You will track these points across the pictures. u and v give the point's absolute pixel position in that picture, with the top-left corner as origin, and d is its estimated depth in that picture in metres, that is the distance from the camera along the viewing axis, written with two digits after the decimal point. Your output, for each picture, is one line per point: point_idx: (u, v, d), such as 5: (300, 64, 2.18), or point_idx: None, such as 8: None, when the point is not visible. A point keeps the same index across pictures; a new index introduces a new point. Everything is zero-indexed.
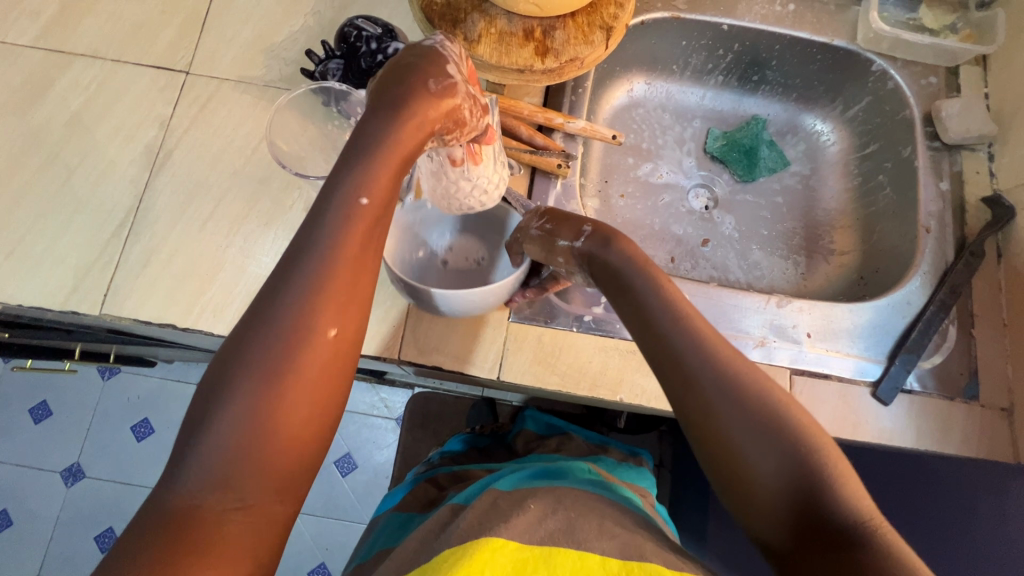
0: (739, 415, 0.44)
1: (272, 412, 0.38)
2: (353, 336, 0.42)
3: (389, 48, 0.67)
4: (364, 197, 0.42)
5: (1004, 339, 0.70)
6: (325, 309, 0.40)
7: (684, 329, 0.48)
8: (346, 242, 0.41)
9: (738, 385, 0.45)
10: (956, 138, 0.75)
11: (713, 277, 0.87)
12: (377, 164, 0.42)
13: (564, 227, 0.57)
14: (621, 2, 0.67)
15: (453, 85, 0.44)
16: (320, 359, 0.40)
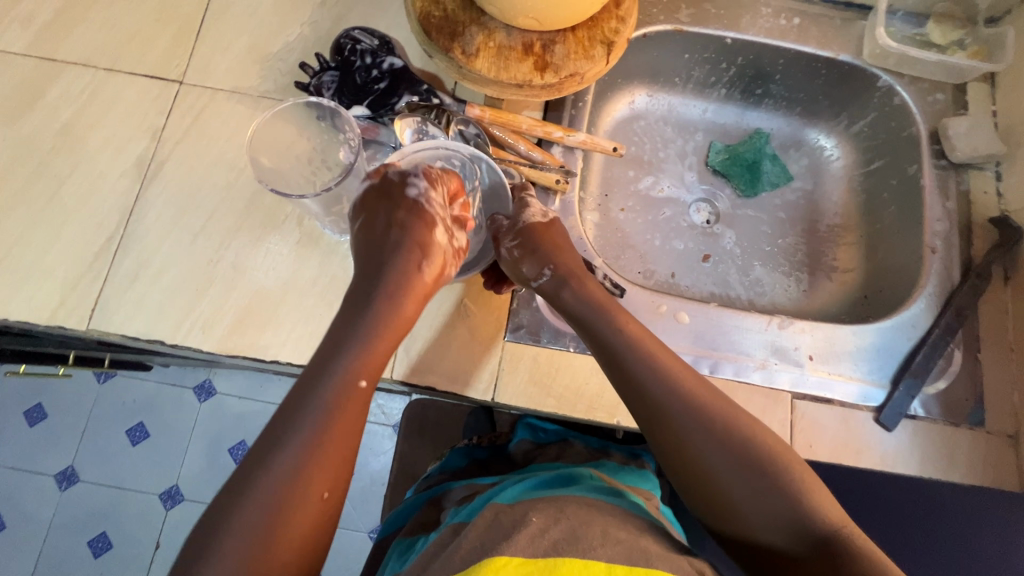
0: (710, 443, 0.53)
1: (260, 564, 0.45)
2: (337, 496, 0.50)
3: (384, 63, 0.68)
4: (362, 381, 0.53)
5: (1010, 364, 0.69)
6: (321, 470, 0.49)
7: (661, 381, 0.57)
8: (336, 415, 0.50)
9: (718, 428, 0.54)
10: (963, 157, 0.74)
11: (713, 293, 0.85)
12: (371, 343, 0.54)
13: (526, 265, 0.63)
14: (623, 16, 0.66)
15: (435, 254, 0.59)
16: (309, 521, 0.48)
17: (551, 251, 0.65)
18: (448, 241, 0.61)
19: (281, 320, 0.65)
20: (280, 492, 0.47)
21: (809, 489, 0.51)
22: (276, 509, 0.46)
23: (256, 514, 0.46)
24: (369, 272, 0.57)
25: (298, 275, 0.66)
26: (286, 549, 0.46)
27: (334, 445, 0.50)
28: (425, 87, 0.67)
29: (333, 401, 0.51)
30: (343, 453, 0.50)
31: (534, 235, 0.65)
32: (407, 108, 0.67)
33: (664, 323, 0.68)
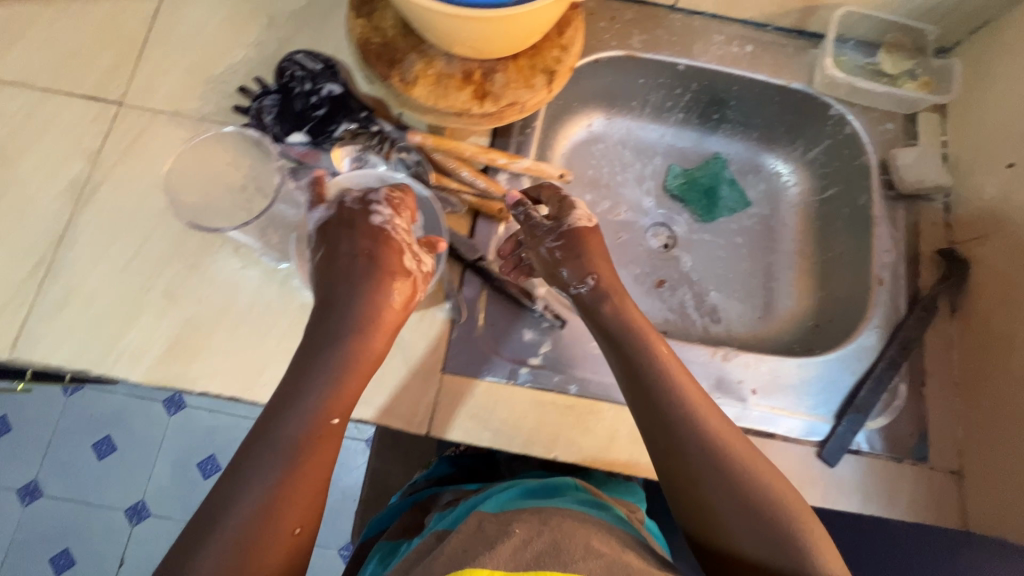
0: (716, 480, 0.52)
1: None
2: (310, 528, 0.51)
3: (323, 90, 0.67)
4: (334, 419, 0.54)
5: (955, 398, 0.68)
6: (293, 506, 0.49)
7: (674, 402, 0.56)
8: (306, 452, 0.51)
9: (721, 458, 0.53)
10: (911, 188, 0.74)
11: (669, 320, 0.84)
12: (349, 378, 0.55)
13: (571, 268, 0.64)
14: (566, 45, 0.65)
15: (403, 279, 0.58)
16: (277, 559, 0.48)
17: (591, 259, 0.65)
18: (417, 268, 0.60)
19: (212, 350, 0.64)
20: (247, 531, 0.47)
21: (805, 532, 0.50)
22: (246, 549, 0.47)
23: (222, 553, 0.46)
24: (339, 301, 0.57)
25: (232, 304, 0.65)
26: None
27: (308, 485, 0.50)
28: (364, 114, 0.66)
29: (304, 440, 0.51)
30: (313, 492, 0.51)
31: (577, 241, 0.65)
32: (345, 136, 0.66)
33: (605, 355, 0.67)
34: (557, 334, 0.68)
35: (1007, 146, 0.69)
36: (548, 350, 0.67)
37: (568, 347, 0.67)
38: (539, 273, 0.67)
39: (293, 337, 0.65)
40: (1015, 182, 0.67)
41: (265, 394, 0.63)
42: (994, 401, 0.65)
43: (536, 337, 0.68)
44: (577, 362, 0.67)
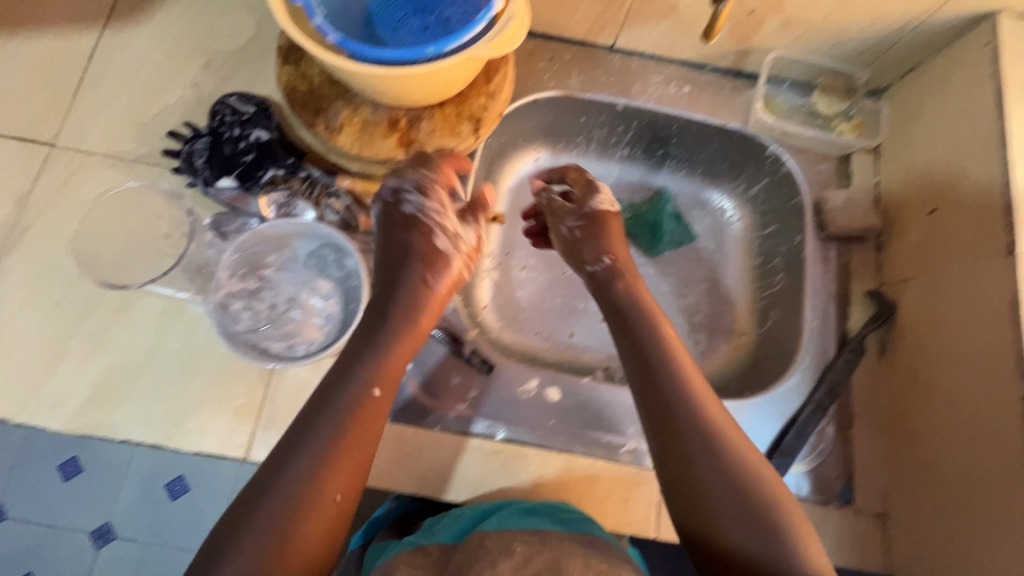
0: (710, 473, 0.52)
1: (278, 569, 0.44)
2: (353, 501, 0.50)
3: (251, 136, 0.67)
4: (375, 388, 0.53)
5: (880, 441, 0.69)
6: (336, 476, 0.48)
7: (674, 382, 0.57)
8: (353, 424, 0.50)
9: (719, 441, 0.53)
10: (840, 231, 0.75)
11: (611, 355, 0.85)
12: (396, 353, 0.56)
13: (588, 246, 0.70)
14: (493, 92, 0.65)
15: (445, 258, 0.60)
16: (323, 527, 0.47)
17: (611, 243, 0.71)
18: (454, 253, 0.61)
19: (136, 397, 0.63)
20: (293, 501, 0.46)
21: (796, 528, 0.49)
22: (294, 514, 0.46)
23: (274, 525, 0.45)
24: (388, 282, 0.59)
25: (158, 349, 0.65)
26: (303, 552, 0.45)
27: (354, 455, 0.50)
28: (291, 160, 0.66)
29: (351, 410, 0.51)
30: (360, 462, 0.50)
31: (597, 223, 0.72)
32: (272, 182, 0.66)
33: (533, 399, 0.68)
34: (484, 378, 0.68)
35: (930, 191, 0.70)
36: (477, 394, 0.67)
37: (497, 392, 0.68)
38: (558, 245, 0.74)
39: (216, 382, 0.64)
40: (936, 228, 0.68)
41: (187, 441, 0.63)
42: (915, 446, 0.65)
43: (465, 381, 0.68)
44: (505, 408, 0.67)
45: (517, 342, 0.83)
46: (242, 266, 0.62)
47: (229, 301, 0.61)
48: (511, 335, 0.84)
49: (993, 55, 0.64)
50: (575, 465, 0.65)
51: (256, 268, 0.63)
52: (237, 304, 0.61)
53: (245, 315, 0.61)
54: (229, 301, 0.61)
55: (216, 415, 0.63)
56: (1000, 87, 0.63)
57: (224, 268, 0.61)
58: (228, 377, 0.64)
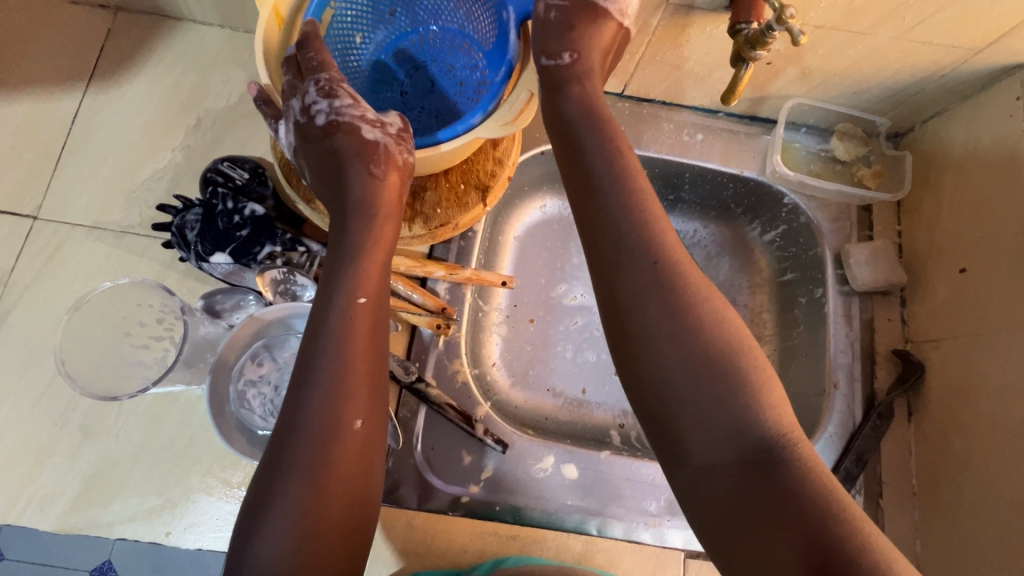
0: (667, 349, 0.39)
1: (322, 510, 0.40)
2: (378, 423, 0.45)
3: (245, 209, 0.63)
4: (359, 297, 0.46)
5: (910, 510, 0.66)
6: (354, 398, 0.43)
7: (635, 236, 0.42)
8: (352, 342, 0.44)
9: (690, 313, 0.40)
10: (865, 286, 0.71)
11: (626, 412, 0.81)
12: (367, 256, 0.48)
13: (554, 38, 0.52)
14: (501, 157, 0.62)
15: (384, 150, 0.52)
16: (355, 454, 0.42)
17: (587, 37, 0.52)
18: (391, 140, 0.52)
19: (130, 490, 0.60)
20: (319, 444, 0.41)
21: (768, 397, 0.38)
22: (323, 445, 0.41)
23: (306, 463, 0.41)
24: (336, 191, 0.51)
25: (153, 438, 0.61)
26: (343, 493, 0.41)
27: (361, 365, 0.44)
28: (289, 235, 0.63)
29: (342, 330, 0.44)
30: (369, 370, 0.44)
31: (582, 14, 0.52)
32: (270, 258, 0.63)
33: (549, 479, 0.65)
34: (497, 458, 0.64)
35: (960, 250, 0.67)
36: (491, 473, 0.64)
37: (512, 474, 0.64)
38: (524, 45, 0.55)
39: (216, 472, 0.61)
40: (968, 288, 0.65)
41: (186, 536, 0.59)
42: (949, 519, 0.62)
43: (477, 460, 0.65)
44: (519, 488, 0.64)
45: (528, 402, 0.80)
46: (261, 350, 0.58)
47: (245, 390, 0.57)
48: (520, 395, 0.80)
49: None
50: (595, 549, 0.61)
51: (277, 352, 0.59)
52: (252, 392, 0.57)
53: (259, 405, 0.57)
54: (245, 390, 0.56)
55: (217, 507, 0.60)
56: None
57: (243, 354, 0.57)
58: (229, 464, 0.61)
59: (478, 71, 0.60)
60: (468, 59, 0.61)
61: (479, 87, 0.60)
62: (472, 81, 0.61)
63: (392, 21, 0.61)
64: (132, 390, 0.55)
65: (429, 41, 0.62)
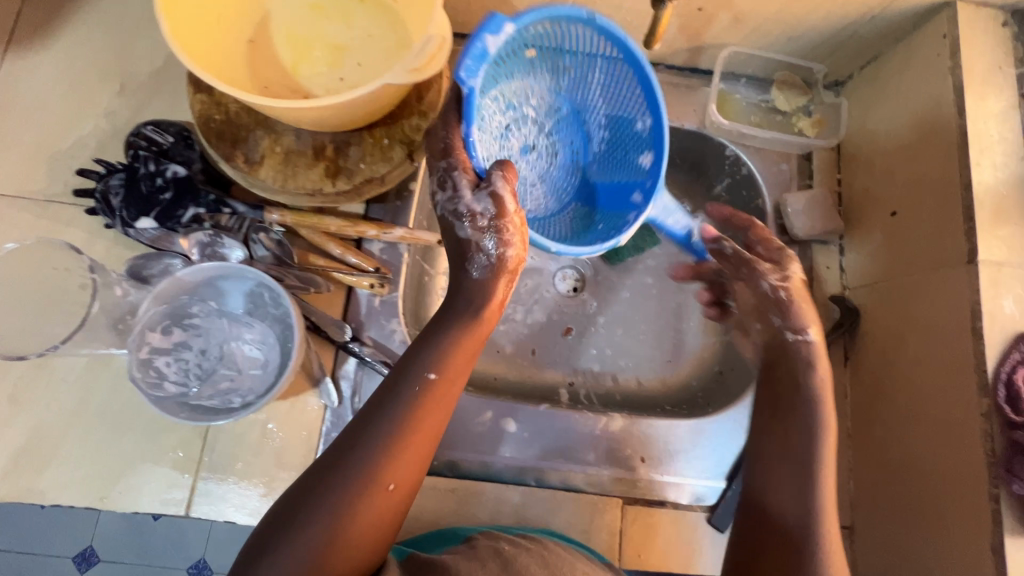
0: (793, 474, 0.55)
1: (340, 544, 0.44)
2: (410, 488, 0.48)
3: (168, 171, 0.62)
4: (431, 373, 0.49)
5: (845, 452, 0.66)
6: (398, 462, 0.47)
7: None
8: (410, 417, 0.48)
9: (781, 409, 0.58)
10: (801, 235, 0.71)
11: (574, 371, 0.82)
12: (450, 348, 0.50)
13: (791, 319, 0.59)
14: (426, 110, 0.61)
15: (486, 257, 0.51)
16: (383, 512, 0.46)
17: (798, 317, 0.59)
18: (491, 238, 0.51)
19: (64, 458, 0.59)
20: (346, 502, 0.44)
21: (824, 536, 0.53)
22: (352, 496, 0.45)
23: (331, 509, 0.44)
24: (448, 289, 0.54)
25: (86, 405, 0.61)
26: (362, 536, 0.45)
27: (414, 445, 0.47)
28: (213, 197, 0.62)
29: (411, 407, 0.48)
30: (423, 447, 0.48)
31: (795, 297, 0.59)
32: (195, 221, 0.62)
33: (488, 433, 0.64)
34: None
35: (893, 194, 0.66)
36: None
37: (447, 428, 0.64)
38: (755, 319, 0.62)
39: (151, 437, 0.61)
40: (898, 232, 0.64)
41: (122, 501, 0.59)
42: (881, 459, 0.62)
43: None
44: (456, 443, 0.64)
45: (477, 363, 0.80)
46: (166, 318, 0.58)
47: (153, 358, 0.57)
48: None
49: (951, 49, 0.60)
50: (532, 500, 0.63)
51: (184, 320, 0.60)
52: (163, 360, 0.58)
53: (173, 371, 0.58)
54: (153, 357, 0.57)
55: (153, 471, 0.60)
56: (959, 83, 0.59)
57: (145, 323, 0.57)
58: (165, 429, 0.61)
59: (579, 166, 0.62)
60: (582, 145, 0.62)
61: (562, 181, 0.62)
62: (558, 177, 0.62)
63: (568, 70, 0.57)
64: (48, 342, 0.58)
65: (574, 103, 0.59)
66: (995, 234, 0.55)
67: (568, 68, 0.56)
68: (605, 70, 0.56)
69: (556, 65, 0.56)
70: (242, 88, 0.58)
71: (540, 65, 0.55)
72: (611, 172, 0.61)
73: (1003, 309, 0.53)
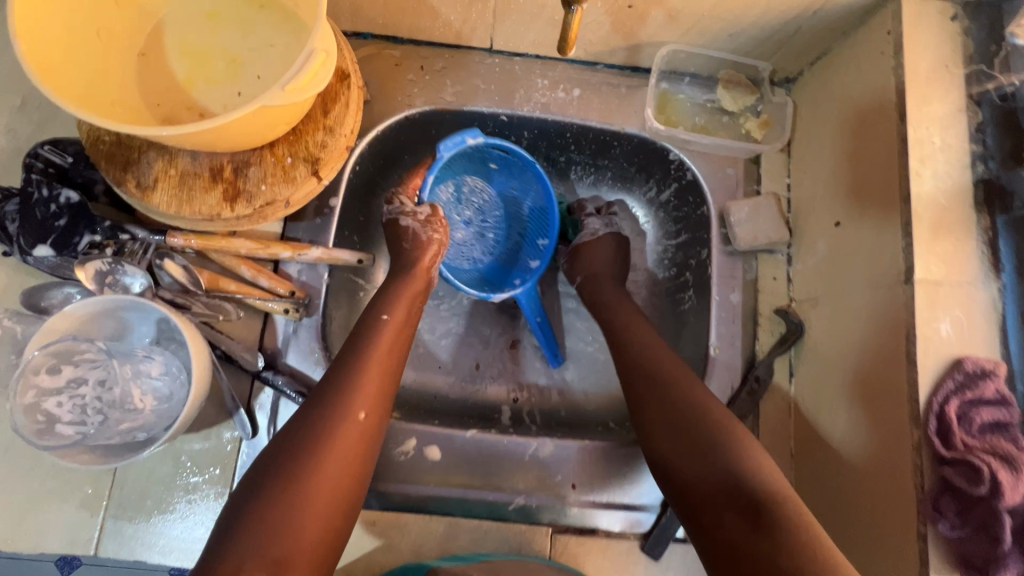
0: (665, 417, 0.55)
1: (320, 454, 0.48)
2: (378, 415, 0.53)
3: (60, 196, 0.58)
4: (384, 315, 0.60)
5: (786, 473, 0.64)
6: (362, 386, 0.53)
7: None
8: (374, 349, 0.56)
9: (655, 388, 0.57)
10: (745, 246, 0.67)
11: (516, 388, 0.78)
12: (396, 299, 0.62)
13: (576, 268, 0.74)
14: (331, 125, 0.57)
15: (420, 240, 0.67)
16: (356, 431, 0.51)
17: (596, 263, 0.72)
18: (420, 226, 0.68)
19: None
20: (322, 420, 0.50)
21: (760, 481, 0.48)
22: (328, 413, 0.50)
23: (310, 426, 0.49)
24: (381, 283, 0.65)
25: None
26: (341, 450, 0.49)
27: (375, 373, 0.54)
28: (109, 223, 0.59)
29: (371, 345, 0.56)
30: (382, 373, 0.55)
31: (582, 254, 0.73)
32: (91, 249, 0.58)
33: (412, 462, 0.63)
34: None
35: (836, 202, 0.62)
36: None
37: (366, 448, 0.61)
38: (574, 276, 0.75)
39: (60, 473, 0.59)
40: (840, 244, 0.61)
41: (27, 543, 0.57)
42: (818, 482, 0.59)
43: None
44: (378, 472, 0.61)
45: (415, 380, 0.76)
46: (49, 359, 0.54)
47: (43, 401, 0.54)
48: (409, 373, 0.76)
49: (894, 47, 0.55)
50: (457, 530, 0.60)
51: (73, 356, 0.55)
52: (56, 400, 0.54)
53: (69, 410, 0.54)
54: (43, 400, 0.53)
55: (61, 510, 0.58)
56: (901, 84, 0.54)
57: (23, 370, 0.52)
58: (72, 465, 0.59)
59: (496, 253, 0.78)
60: (508, 241, 0.78)
61: (478, 255, 0.78)
62: (477, 250, 0.78)
63: (513, 185, 0.77)
64: None
65: (508, 210, 0.78)
66: (934, 251, 0.51)
67: (513, 186, 0.77)
68: (535, 194, 0.76)
69: (504, 180, 0.77)
70: (141, 123, 0.54)
71: (496, 178, 0.77)
72: (519, 263, 0.77)
73: (939, 332, 0.49)
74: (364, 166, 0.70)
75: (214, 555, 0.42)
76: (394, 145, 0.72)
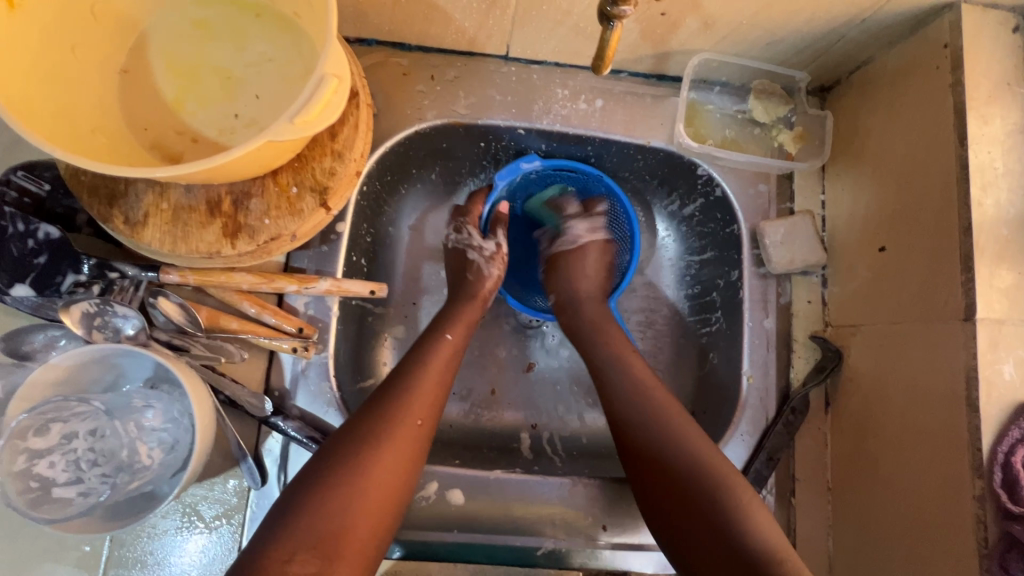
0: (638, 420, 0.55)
1: (370, 460, 0.47)
2: (431, 426, 0.52)
3: (38, 231, 0.52)
4: (448, 334, 0.60)
5: (824, 506, 0.61)
6: (416, 400, 0.52)
7: None
8: (432, 363, 0.56)
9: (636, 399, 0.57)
10: (780, 269, 0.64)
11: (535, 413, 0.74)
12: (457, 322, 0.62)
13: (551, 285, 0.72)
14: (341, 150, 0.52)
15: (482, 273, 0.69)
16: (410, 440, 0.50)
17: (573, 278, 0.71)
18: (484, 262, 0.70)
19: None
20: (374, 426, 0.49)
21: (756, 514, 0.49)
22: (381, 419, 0.50)
23: (362, 433, 0.49)
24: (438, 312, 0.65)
25: None
26: (392, 457, 0.48)
27: (432, 386, 0.54)
28: (94, 260, 0.54)
29: (428, 359, 0.56)
30: (435, 385, 0.54)
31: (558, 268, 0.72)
32: (75, 289, 0.53)
33: (433, 506, 0.59)
34: None
35: (880, 225, 0.58)
36: None
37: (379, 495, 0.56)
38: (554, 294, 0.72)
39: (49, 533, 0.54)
40: (886, 270, 0.57)
41: None
42: (859, 518, 0.57)
43: None
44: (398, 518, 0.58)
45: None
46: (35, 421, 0.48)
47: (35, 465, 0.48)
48: None
49: (953, 62, 0.51)
50: None
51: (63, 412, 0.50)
52: (50, 463, 0.49)
53: (66, 471, 0.49)
54: (35, 464, 0.48)
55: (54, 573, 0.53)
56: (960, 104, 0.50)
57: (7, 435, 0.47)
58: None
59: None
60: None
61: None
62: None
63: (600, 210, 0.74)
64: None
65: None
66: (996, 287, 0.48)
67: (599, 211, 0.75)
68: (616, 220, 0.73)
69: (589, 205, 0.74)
70: (141, 164, 0.49)
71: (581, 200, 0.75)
72: None
73: (1001, 375, 0.47)
74: (372, 187, 0.65)
75: (255, 553, 0.42)
76: (401, 161, 0.67)
